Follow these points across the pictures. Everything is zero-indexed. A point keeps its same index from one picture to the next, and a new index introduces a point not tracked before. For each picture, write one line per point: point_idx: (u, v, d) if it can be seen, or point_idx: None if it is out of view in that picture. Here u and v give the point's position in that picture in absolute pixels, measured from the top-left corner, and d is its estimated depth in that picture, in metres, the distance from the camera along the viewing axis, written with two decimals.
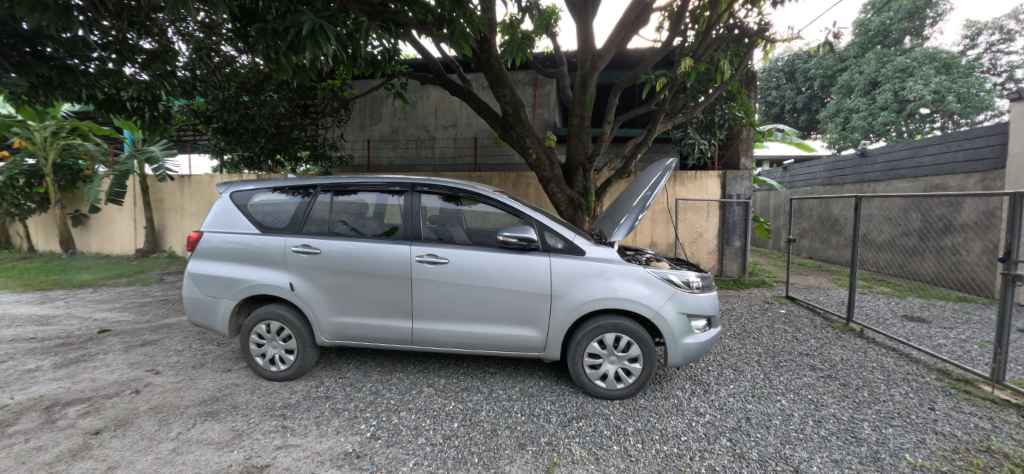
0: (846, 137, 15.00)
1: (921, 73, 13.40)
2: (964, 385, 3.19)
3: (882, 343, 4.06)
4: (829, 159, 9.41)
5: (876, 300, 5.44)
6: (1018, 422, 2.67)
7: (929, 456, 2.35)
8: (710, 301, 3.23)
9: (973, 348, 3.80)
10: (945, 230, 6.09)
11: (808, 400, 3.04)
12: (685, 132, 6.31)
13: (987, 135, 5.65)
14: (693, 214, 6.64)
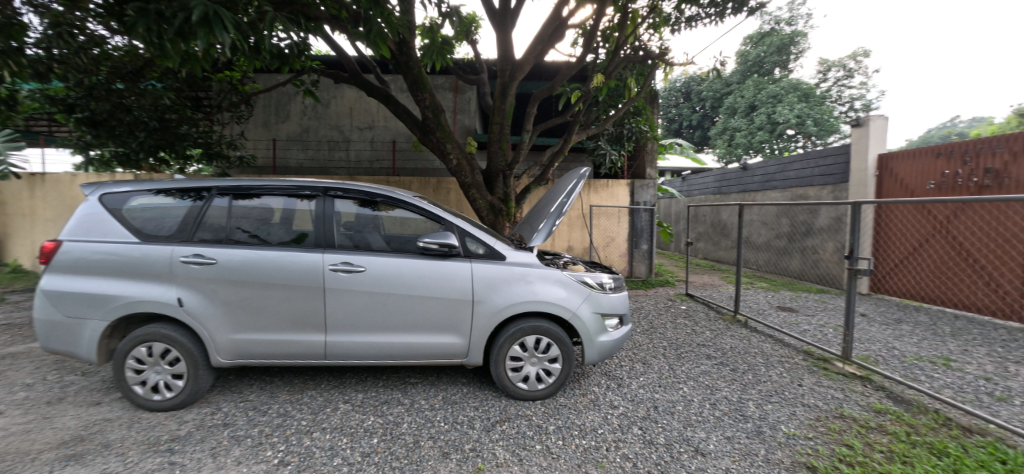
0: (732, 152, 17.20)
1: (787, 100, 15.73)
2: (822, 363, 3.80)
3: (761, 332, 4.67)
4: (717, 171, 10.67)
5: (757, 294, 6.27)
6: (861, 391, 3.24)
7: (799, 426, 2.75)
8: (622, 301, 3.45)
9: (828, 331, 4.54)
10: (807, 233, 7.20)
11: (705, 386, 3.40)
12: (598, 142, 6.76)
13: (835, 155, 6.80)
14: (606, 220, 7.09)
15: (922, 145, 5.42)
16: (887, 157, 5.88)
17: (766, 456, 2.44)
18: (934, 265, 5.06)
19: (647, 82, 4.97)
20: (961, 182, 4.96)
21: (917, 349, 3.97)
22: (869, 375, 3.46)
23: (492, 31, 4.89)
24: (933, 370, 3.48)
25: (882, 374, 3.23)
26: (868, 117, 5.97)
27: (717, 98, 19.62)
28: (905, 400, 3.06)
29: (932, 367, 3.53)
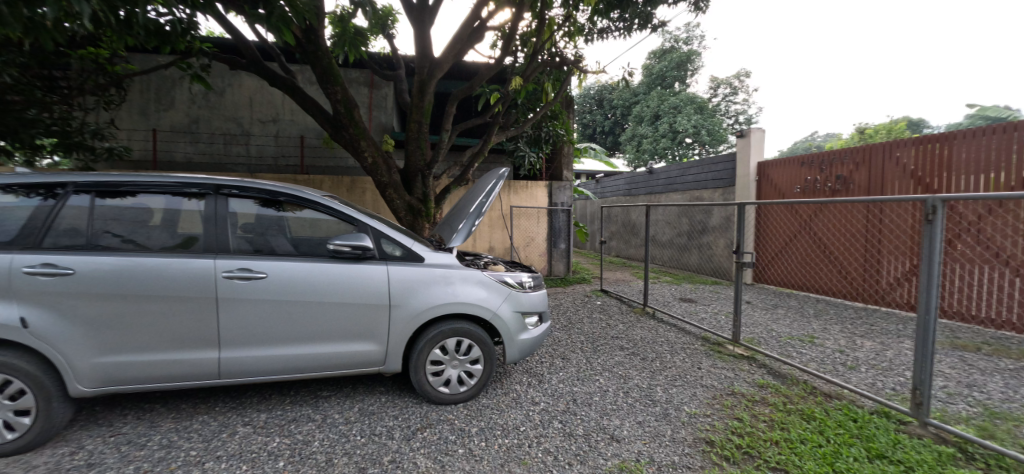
0: (640, 158, 18.71)
1: (686, 111, 17.49)
2: (717, 347, 4.25)
3: (665, 322, 5.12)
4: (628, 175, 11.49)
5: (663, 288, 6.86)
6: (748, 369, 3.67)
7: (699, 405, 3.03)
8: (541, 299, 3.53)
9: (720, 318, 5.12)
10: (702, 231, 8.05)
11: (619, 375, 3.62)
12: (517, 144, 6.90)
13: (725, 162, 7.69)
14: (526, 220, 7.28)
15: (790, 155, 6.31)
16: (764, 164, 6.80)
17: (672, 436, 2.66)
18: (800, 256, 5.92)
19: (563, 88, 5.18)
20: (819, 187, 5.87)
21: (789, 329, 4.61)
22: (754, 355, 3.94)
23: (410, 26, 4.75)
24: (801, 346, 4.06)
25: (764, 353, 3.69)
26: (750, 129, 6.85)
27: (627, 107, 21.20)
28: (782, 374, 3.52)
29: (801, 344, 4.11)
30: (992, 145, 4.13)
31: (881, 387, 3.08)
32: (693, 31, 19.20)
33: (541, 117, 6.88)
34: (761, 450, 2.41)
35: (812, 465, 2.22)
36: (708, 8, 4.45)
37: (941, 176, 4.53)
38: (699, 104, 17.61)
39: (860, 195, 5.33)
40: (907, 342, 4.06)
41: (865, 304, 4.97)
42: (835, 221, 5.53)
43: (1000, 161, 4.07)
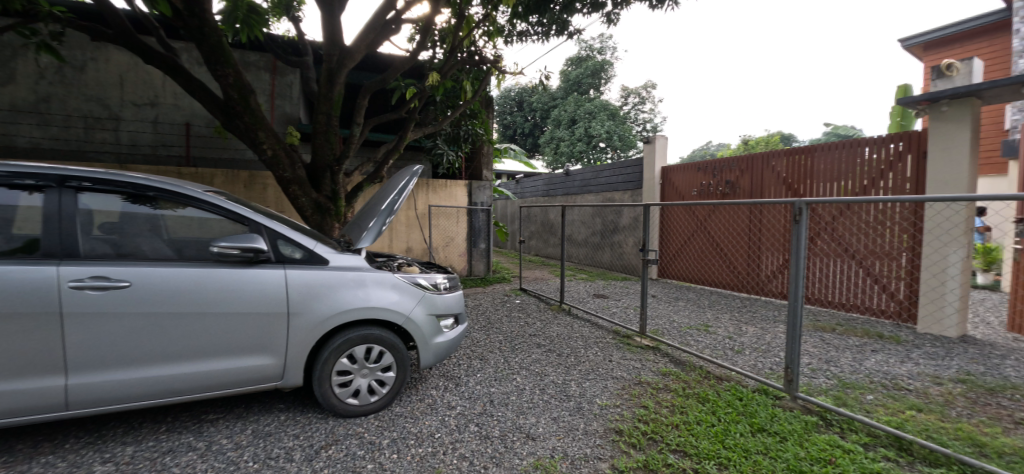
0: (558, 159, 19.63)
1: (599, 117, 18.56)
2: (626, 339, 4.47)
3: (580, 318, 5.31)
4: (546, 176, 11.86)
5: (579, 285, 7.15)
6: (654, 359, 3.89)
7: (609, 396, 3.15)
8: (457, 300, 3.42)
9: (629, 311, 5.46)
10: (613, 230, 8.53)
11: (536, 373, 3.66)
12: (435, 141, 6.73)
13: (633, 166, 8.26)
14: (445, 219, 7.14)
15: (688, 161, 6.94)
16: (667, 170, 7.42)
17: (585, 429, 2.72)
18: (697, 253, 6.53)
19: (482, 87, 5.15)
20: (712, 190, 6.54)
21: (688, 319, 5.02)
22: (659, 345, 4.20)
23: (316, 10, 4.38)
24: (698, 334, 4.43)
25: (666, 343, 3.95)
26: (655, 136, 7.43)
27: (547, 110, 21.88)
28: (682, 362, 3.77)
29: (698, 333, 4.49)
30: (842, 158, 4.85)
31: (762, 368, 3.46)
32: (606, 42, 20.41)
33: (460, 116, 6.81)
34: (664, 434, 2.56)
35: (706, 444, 2.40)
36: (618, 20, 4.70)
37: (805, 183, 5.26)
38: (612, 111, 18.78)
39: (744, 198, 6.03)
40: (781, 326, 4.64)
41: (750, 293, 5.70)
42: (724, 221, 6.16)
43: (847, 172, 4.80)
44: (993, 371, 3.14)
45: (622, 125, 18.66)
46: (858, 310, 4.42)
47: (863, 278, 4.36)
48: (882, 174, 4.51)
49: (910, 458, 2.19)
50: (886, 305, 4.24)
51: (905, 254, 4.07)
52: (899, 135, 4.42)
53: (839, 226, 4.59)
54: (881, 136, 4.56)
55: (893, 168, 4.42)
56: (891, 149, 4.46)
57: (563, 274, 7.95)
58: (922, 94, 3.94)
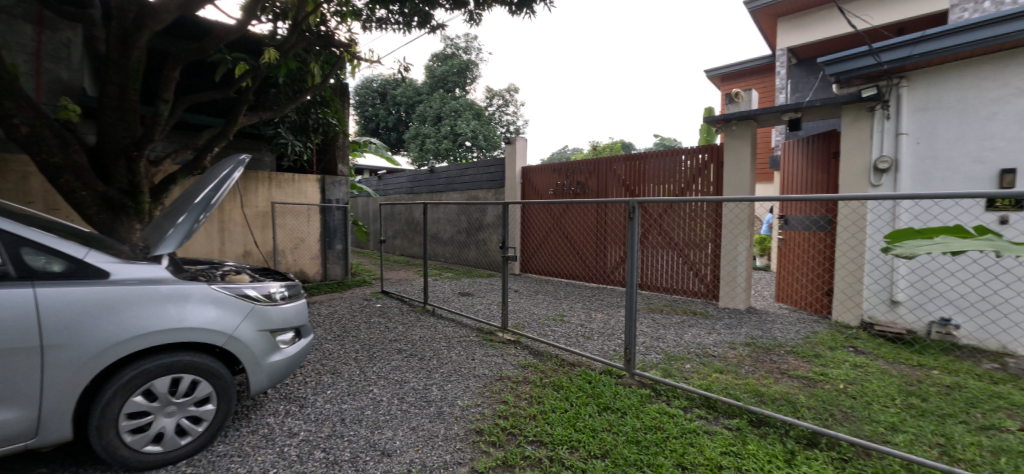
0: (423, 158, 17.53)
1: (464, 115, 17.13)
2: (489, 335, 4.41)
3: (444, 318, 5.16)
4: (410, 172, 11.21)
5: (444, 284, 7.01)
6: (515, 352, 3.91)
7: (470, 396, 3.08)
8: (298, 311, 2.87)
9: (491, 307, 5.55)
10: (477, 228, 8.55)
11: (394, 381, 3.40)
12: (278, 130, 5.94)
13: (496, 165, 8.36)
14: (293, 218, 6.48)
15: (545, 163, 7.34)
16: (528, 170, 7.75)
17: (445, 434, 2.59)
18: (555, 249, 7.03)
19: (332, 73, 4.67)
20: (565, 190, 7.07)
21: (546, 310, 5.23)
22: (520, 339, 4.22)
23: None
24: (555, 324, 4.64)
25: (526, 335, 3.99)
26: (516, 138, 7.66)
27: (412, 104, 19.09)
28: (541, 352, 3.85)
29: (555, 323, 4.70)
30: (666, 164, 5.66)
31: (608, 350, 3.79)
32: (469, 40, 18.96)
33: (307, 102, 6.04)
34: (522, 427, 2.58)
35: (559, 430, 2.49)
36: (480, 20, 4.74)
37: (638, 186, 6.00)
38: (481, 112, 17.67)
39: (592, 197, 6.63)
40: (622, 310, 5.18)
41: (598, 284, 6.37)
42: (576, 219, 6.70)
43: (669, 177, 5.62)
44: (767, 334, 3.99)
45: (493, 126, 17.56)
46: (682, 293, 5.32)
47: (683, 266, 5.28)
48: (694, 179, 5.42)
49: (716, 414, 2.61)
50: (698, 288, 5.20)
51: (710, 246, 5.00)
52: (705, 147, 5.34)
53: (665, 223, 5.44)
54: (693, 147, 5.45)
55: (701, 175, 5.33)
56: (700, 159, 5.36)
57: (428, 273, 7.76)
58: (721, 115, 4.86)
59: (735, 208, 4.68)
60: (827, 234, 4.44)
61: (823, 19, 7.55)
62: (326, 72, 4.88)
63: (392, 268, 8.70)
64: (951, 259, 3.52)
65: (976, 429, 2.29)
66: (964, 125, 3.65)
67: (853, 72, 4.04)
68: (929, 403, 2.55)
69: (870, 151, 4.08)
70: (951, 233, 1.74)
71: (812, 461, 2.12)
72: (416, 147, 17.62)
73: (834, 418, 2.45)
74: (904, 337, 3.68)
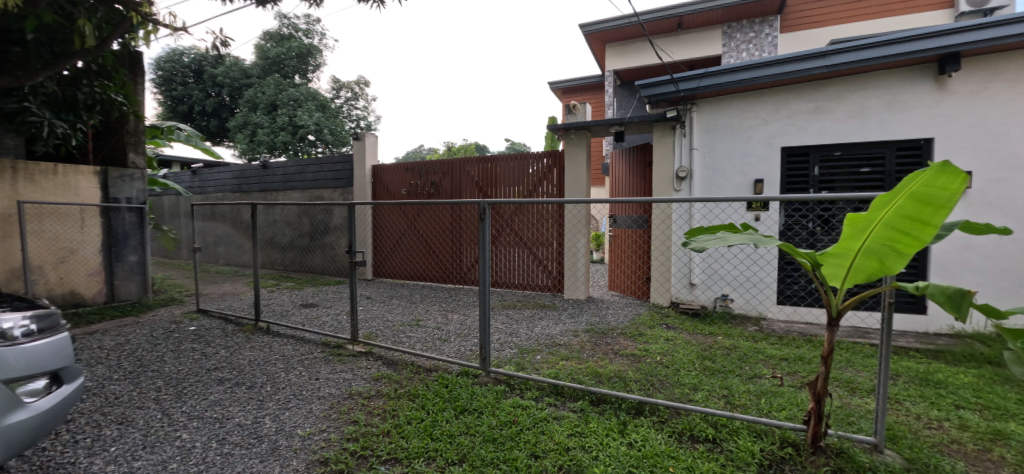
0: (254, 150, 12.23)
1: (308, 106, 12.28)
2: (336, 349, 3.96)
3: (282, 335, 4.47)
4: (235, 167, 9.20)
5: (282, 296, 6.11)
6: (366, 364, 3.59)
7: (313, 422, 2.70)
8: (59, 350, 2.01)
9: (340, 317, 5.03)
10: (325, 231, 7.61)
11: (213, 420, 2.76)
12: (24, 103, 4.47)
13: (344, 162, 7.49)
14: (55, 223, 4.98)
15: (397, 161, 7.01)
16: (377, 168, 7.25)
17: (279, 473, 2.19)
18: (410, 251, 6.83)
19: (110, 37, 3.72)
20: (418, 190, 6.88)
21: (401, 316, 4.95)
22: (372, 350, 3.90)
23: None
24: (410, 330, 4.43)
25: (379, 345, 3.71)
26: (365, 134, 7.11)
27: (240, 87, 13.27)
28: (395, 361, 3.63)
29: (411, 329, 4.49)
30: (516, 167, 5.99)
31: (464, 351, 3.80)
32: (315, 23, 13.49)
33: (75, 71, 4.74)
34: (374, 447, 2.35)
35: (415, 443, 2.34)
36: (321, 3, 4.32)
37: (490, 187, 6.22)
38: (324, 101, 12.85)
39: (446, 198, 6.60)
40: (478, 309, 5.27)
41: (455, 284, 6.42)
42: (431, 220, 6.61)
43: (519, 180, 5.98)
44: (602, 320, 4.52)
45: (336, 119, 13.14)
46: (532, 288, 5.76)
47: (534, 262, 5.71)
48: (540, 181, 5.88)
49: (564, 399, 2.80)
50: (546, 281, 5.67)
51: (556, 243, 5.53)
52: (549, 152, 5.83)
53: (516, 223, 5.76)
54: (538, 152, 5.89)
55: (546, 177, 5.81)
56: (543, 164, 5.84)
57: (262, 285, 6.70)
58: (562, 123, 5.35)
59: (575, 207, 5.30)
60: (645, 231, 5.27)
61: (637, 51, 9.05)
62: (103, 34, 3.85)
63: (216, 282, 7.21)
64: (726, 249, 4.54)
65: (746, 379, 2.94)
66: (732, 145, 4.74)
67: (660, 96, 4.80)
68: (717, 363, 3.22)
69: (673, 161, 5.00)
70: (726, 228, 2.27)
71: (640, 427, 2.43)
72: (245, 138, 12.19)
73: (653, 386, 2.88)
74: (700, 311, 4.56)
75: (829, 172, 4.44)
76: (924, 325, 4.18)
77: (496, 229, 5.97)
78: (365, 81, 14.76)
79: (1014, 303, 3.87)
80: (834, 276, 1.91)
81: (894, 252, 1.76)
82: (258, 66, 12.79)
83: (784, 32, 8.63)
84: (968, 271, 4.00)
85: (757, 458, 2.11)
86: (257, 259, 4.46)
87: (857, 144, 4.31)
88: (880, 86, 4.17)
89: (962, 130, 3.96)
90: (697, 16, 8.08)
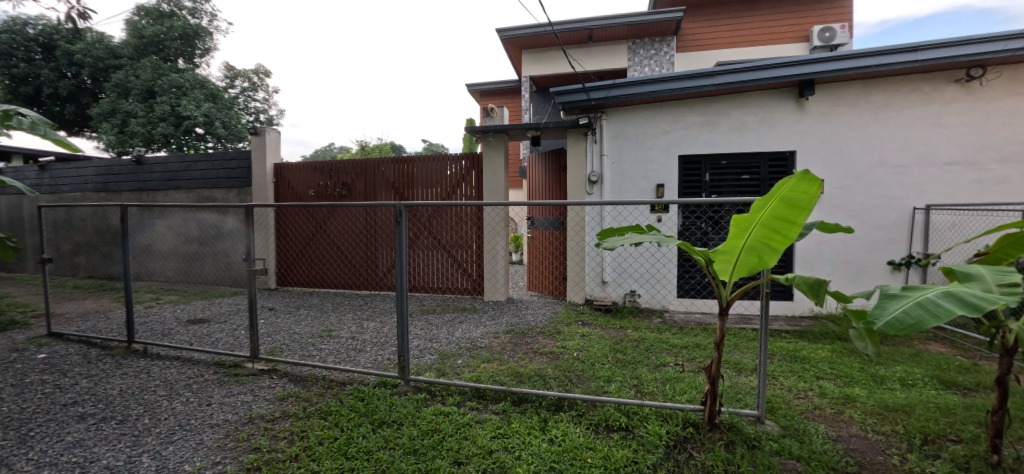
0: (125, 143, 10.56)
1: (195, 95, 10.85)
2: (233, 369, 3.53)
3: (163, 357, 3.86)
4: (99, 161, 7.82)
5: (164, 312, 5.29)
6: (269, 383, 3.24)
7: (205, 455, 2.28)
8: None
9: (239, 333, 4.48)
10: (215, 236, 6.73)
11: (72, 467, 2.21)
12: None
13: (239, 159, 6.70)
14: None
15: (304, 160, 6.51)
16: (281, 167, 6.65)
17: None
18: (320, 257, 6.39)
19: None
20: (329, 192, 6.45)
21: (310, 328, 4.57)
22: (275, 366, 3.54)
23: None
24: (321, 342, 4.11)
25: (284, 361, 3.39)
26: (266, 128, 6.44)
27: (105, 69, 11.15)
28: (303, 377, 3.34)
29: (321, 340, 4.17)
30: (434, 169, 5.89)
31: (381, 361, 3.62)
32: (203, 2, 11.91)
33: None
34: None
35: (328, 464, 2.14)
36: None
37: (406, 189, 6.04)
38: (215, 90, 11.39)
39: (360, 200, 6.29)
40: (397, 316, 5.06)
41: (371, 291, 6.19)
42: (343, 223, 6.29)
43: (437, 181, 5.89)
44: (522, 320, 4.59)
45: (230, 111, 11.77)
46: (451, 292, 5.69)
47: (452, 265, 5.66)
48: (459, 183, 5.83)
49: (486, 402, 2.79)
50: (466, 284, 5.63)
51: (475, 245, 5.53)
52: (467, 155, 5.81)
53: (434, 225, 5.70)
54: (457, 154, 5.85)
55: (465, 179, 5.78)
56: (462, 166, 5.81)
57: (138, 301, 5.74)
58: (479, 126, 5.38)
59: (493, 209, 5.36)
60: (560, 232, 5.52)
61: (552, 59, 9.44)
62: None
63: (74, 300, 6.02)
64: (634, 249, 4.89)
65: (653, 368, 3.19)
66: (637, 152, 5.14)
67: (575, 104, 5.04)
68: (627, 354, 3.46)
69: (585, 166, 5.26)
70: (633, 229, 2.43)
71: (560, 422, 2.49)
72: (112, 128, 10.36)
73: (571, 381, 3.00)
74: (612, 307, 4.84)
75: (717, 179, 5.02)
76: (792, 310, 4.89)
77: (412, 232, 5.83)
78: (265, 71, 13.44)
79: (855, 288, 4.70)
80: (725, 271, 2.14)
81: (769, 248, 2.03)
82: (128, 45, 10.87)
83: (680, 51, 9.60)
84: (823, 262, 4.76)
85: (664, 440, 2.27)
86: (130, 270, 3.81)
87: (739, 154, 4.92)
88: (756, 104, 4.82)
89: (817, 145, 4.71)
90: (605, 31, 8.66)
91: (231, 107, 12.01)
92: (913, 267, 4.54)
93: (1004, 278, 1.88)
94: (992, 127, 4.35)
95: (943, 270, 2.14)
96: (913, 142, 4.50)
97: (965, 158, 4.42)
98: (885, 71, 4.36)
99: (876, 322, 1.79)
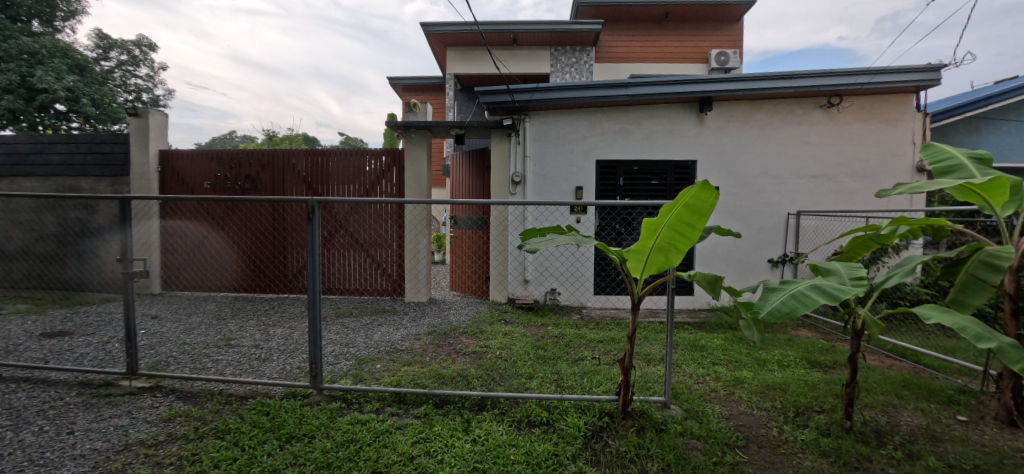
0: None
1: (54, 64, 9.13)
2: (102, 389, 3.01)
3: (6, 379, 3.18)
4: None
5: (9, 325, 4.35)
6: (150, 403, 2.82)
7: None
8: None
9: (113, 347, 3.84)
10: (82, 234, 5.85)
11: None
12: None
13: (111, 142, 5.76)
14: None
15: (197, 148, 5.79)
16: (169, 154, 5.85)
17: None
18: (219, 256, 5.76)
19: None
20: (228, 185, 5.83)
21: (204, 337, 4.07)
22: (160, 383, 3.10)
23: None
24: (217, 353, 3.69)
25: (169, 376, 2.98)
26: (148, 109, 5.60)
27: None
28: (194, 394, 2.97)
29: (217, 351, 3.73)
30: (350, 164, 5.58)
31: (290, 370, 3.35)
32: None
33: None
34: None
35: None
36: None
37: (320, 184, 5.66)
38: (82, 60, 9.68)
39: (265, 194, 5.75)
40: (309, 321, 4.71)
41: (278, 293, 5.70)
42: (245, 220, 5.73)
43: (355, 177, 5.59)
44: (446, 321, 4.53)
45: (102, 87, 10.08)
46: (370, 293, 5.44)
47: (371, 264, 5.41)
48: (379, 180, 5.60)
49: (406, 406, 2.71)
50: (384, 284, 5.43)
51: (395, 244, 5.36)
52: (387, 150, 5.61)
53: (351, 223, 5.41)
54: (377, 149, 5.62)
55: (384, 176, 5.57)
56: (381, 162, 5.60)
57: None
58: (401, 121, 5.19)
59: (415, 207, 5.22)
60: (483, 231, 5.55)
61: (478, 59, 9.44)
62: None
63: None
64: (555, 248, 5.07)
65: (572, 362, 3.34)
66: (560, 155, 5.33)
67: (500, 104, 5.08)
68: (548, 351, 3.57)
69: (509, 167, 5.33)
70: (553, 229, 2.50)
71: (483, 422, 2.50)
72: None
73: (494, 379, 3.03)
74: (533, 305, 4.98)
75: (630, 183, 5.39)
76: (693, 303, 5.43)
77: (327, 231, 5.48)
78: (150, 44, 11.75)
79: (743, 283, 5.33)
80: (635, 268, 2.29)
81: (673, 248, 2.21)
82: None
83: (598, 62, 10.17)
84: (719, 261, 5.34)
85: (581, 431, 2.38)
86: None
87: (650, 161, 5.34)
88: (665, 116, 5.26)
89: (716, 156, 5.26)
90: (529, 35, 8.87)
91: (105, 82, 10.30)
92: (787, 264, 5.26)
93: (854, 272, 2.24)
94: (845, 147, 5.20)
95: (810, 267, 2.49)
96: (789, 157, 5.23)
97: (826, 172, 5.23)
98: (766, 94, 5.04)
99: (759, 311, 2.03)
